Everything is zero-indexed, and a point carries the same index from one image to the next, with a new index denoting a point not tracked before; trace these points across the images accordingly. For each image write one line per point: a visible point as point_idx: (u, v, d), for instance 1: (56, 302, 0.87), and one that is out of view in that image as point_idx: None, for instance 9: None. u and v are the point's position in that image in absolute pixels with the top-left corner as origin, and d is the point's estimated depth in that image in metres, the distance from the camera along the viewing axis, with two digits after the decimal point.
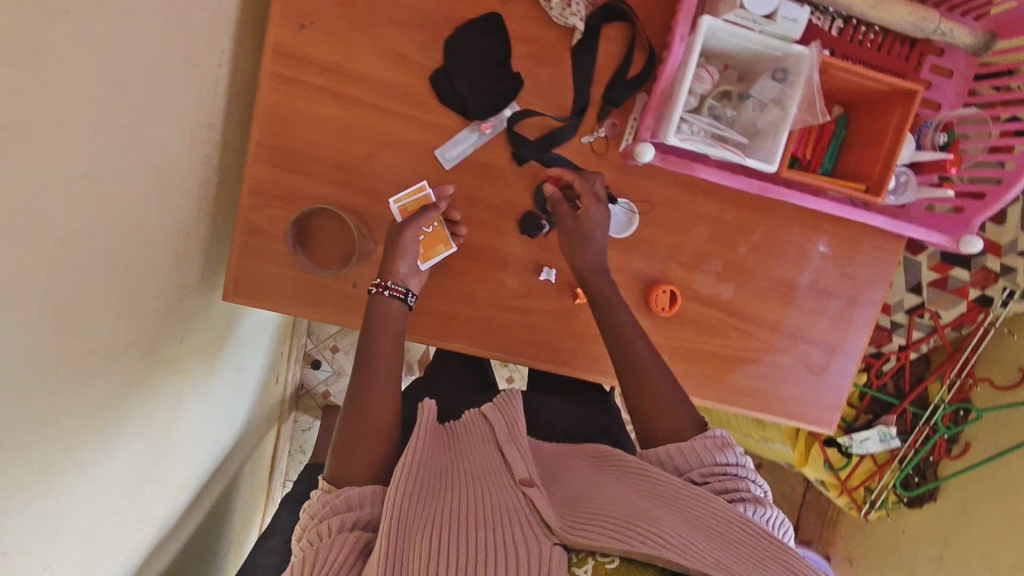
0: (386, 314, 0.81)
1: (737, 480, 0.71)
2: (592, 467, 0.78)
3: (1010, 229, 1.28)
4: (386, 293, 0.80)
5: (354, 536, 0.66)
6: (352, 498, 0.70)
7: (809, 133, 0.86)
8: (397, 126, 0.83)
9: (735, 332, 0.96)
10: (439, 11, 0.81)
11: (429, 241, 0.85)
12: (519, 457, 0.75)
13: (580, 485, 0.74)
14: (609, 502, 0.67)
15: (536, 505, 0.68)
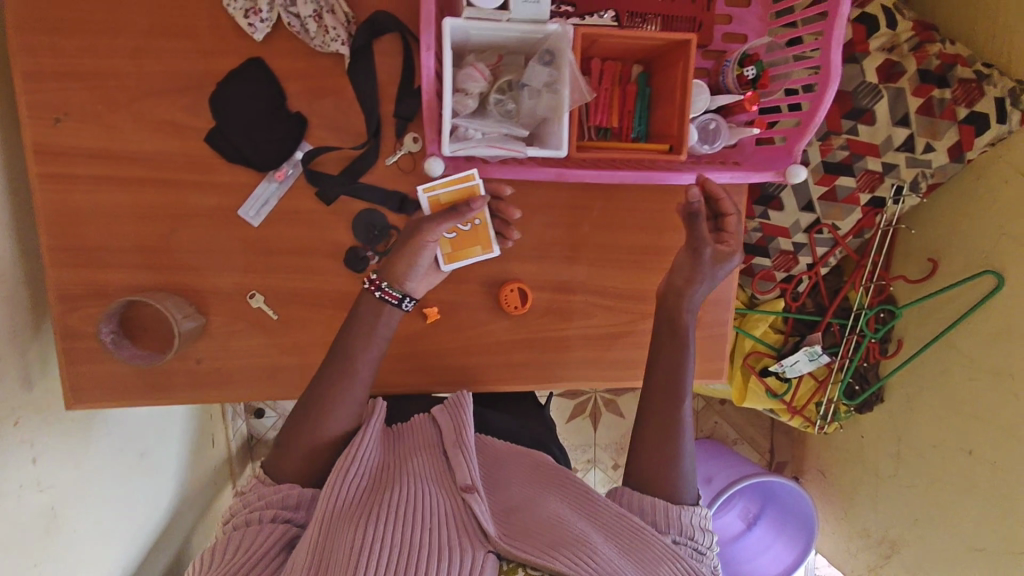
0: (374, 315, 0.77)
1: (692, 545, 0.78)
2: (539, 473, 0.80)
3: (883, 128, 1.24)
4: (378, 293, 0.76)
5: (279, 529, 0.71)
6: (292, 496, 0.74)
7: (611, 99, 0.82)
8: (190, 194, 0.81)
9: (600, 310, 0.94)
10: (197, 69, 0.78)
11: (466, 238, 0.81)
12: (464, 463, 0.75)
13: (523, 495, 0.75)
14: (548, 521, 0.71)
15: (476, 516, 0.69)
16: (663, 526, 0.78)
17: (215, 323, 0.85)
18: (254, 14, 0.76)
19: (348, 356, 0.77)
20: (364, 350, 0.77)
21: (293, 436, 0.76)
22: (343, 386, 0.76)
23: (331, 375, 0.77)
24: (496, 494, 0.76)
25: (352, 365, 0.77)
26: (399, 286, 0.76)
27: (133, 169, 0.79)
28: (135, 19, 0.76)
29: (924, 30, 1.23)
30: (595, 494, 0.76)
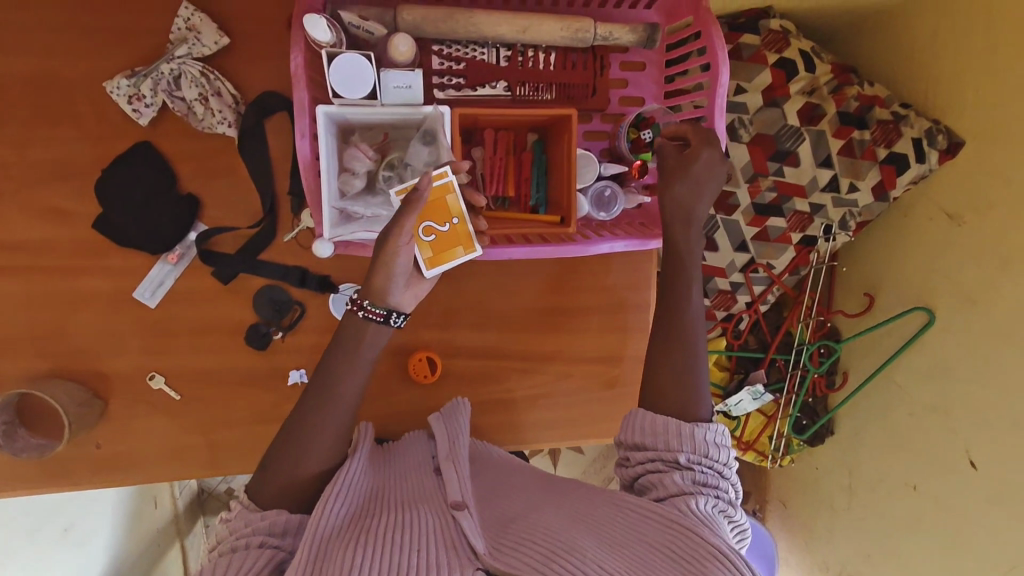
0: (359, 332, 0.68)
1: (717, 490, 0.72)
2: (537, 489, 0.75)
3: (808, 169, 1.26)
4: (361, 314, 0.67)
5: (268, 553, 0.61)
6: (282, 521, 0.64)
7: (507, 169, 0.82)
8: (82, 280, 0.80)
9: (514, 374, 0.92)
10: (82, 155, 0.77)
11: (446, 240, 0.71)
12: (454, 480, 0.71)
13: (519, 510, 0.70)
14: (543, 531, 0.64)
15: (466, 532, 0.63)
16: (676, 450, 0.72)
17: (114, 406, 0.83)
18: (138, 99, 0.76)
19: (328, 387, 0.68)
20: (350, 377, 0.68)
21: (278, 476, 0.66)
22: (326, 421, 0.67)
23: (309, 407, 0.67)
24: (491, 510, 0.71)
25: (335, 395, 0.68)
26: (383, 303, 0.67)
27: (21, 258, 0.78)
28: (15, 107, 0.75)
29: (843, 73, 1.25)
30: (597, 500, 0.71)
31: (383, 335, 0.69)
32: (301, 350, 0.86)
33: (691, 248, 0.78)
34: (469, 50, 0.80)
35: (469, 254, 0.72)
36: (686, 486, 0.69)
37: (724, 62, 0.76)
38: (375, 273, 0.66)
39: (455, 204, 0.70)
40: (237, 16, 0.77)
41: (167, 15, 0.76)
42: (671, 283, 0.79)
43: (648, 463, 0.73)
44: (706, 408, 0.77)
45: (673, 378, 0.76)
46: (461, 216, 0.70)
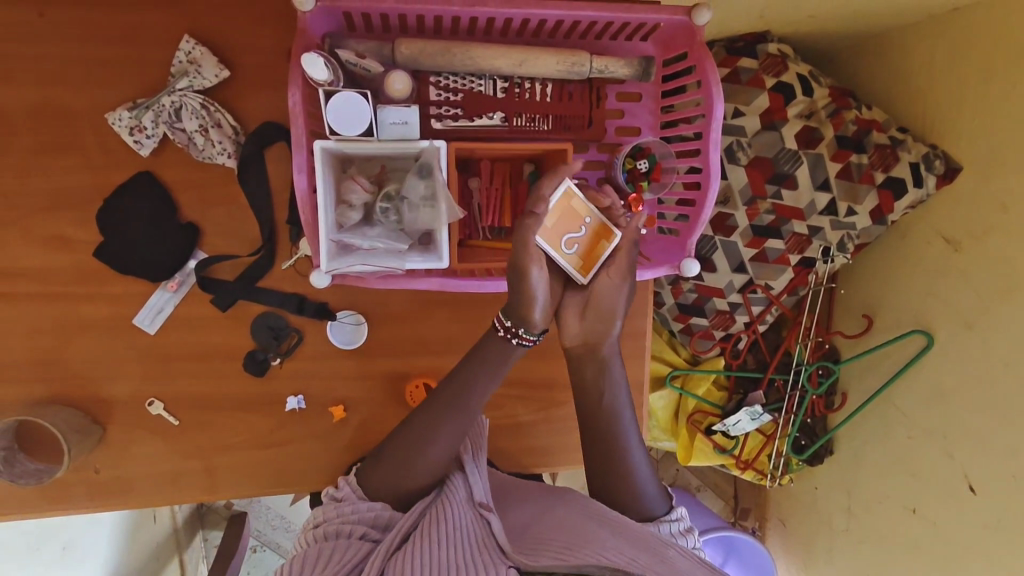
0: (503, 357, 0.75)
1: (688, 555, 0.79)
2: (543, 493, 0.79)
3: (806, 192, 1.26)
4: (517, 342, 0.74)
5: (359, 544, 0.69)
6: (384, 514, 0.73)
7: (503, 199, 0.83)
8: (82, 306, 0.81)
9: (511, 400, 0.93)
10: (84, 185, 0.79)
11: (590, 242, 0.77)
12: (478, 481, 0.76)
13: (530, 517, 0.74)
14: (559, 529, 0.69)
15: (494, 532, 0.69)
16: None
17: (113, 432, 0.84)
18: (139, 131, 0.77)
19: (455, 387, 0.75)
20: (481, 381, 0.75)
21: (392, 467, 0.74)
22: (451, 416, 0.74)
23: (434, 404, 0.75)
24: (510, 517, 0.75)
25: (465, 393, 0.75)
26: (531, 326, 0.74)
27: (23, 284, 0.79)
28: (20, 139, 0.76)
29: (841, 97, 1.26)
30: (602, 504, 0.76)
31: (511, 353, 0.75)
32: (298, 377, 0.86)
33: (606, 332, 0.79)
34: (466, 82, 0.82)
35: (614, 241, 0.78)
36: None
37: (718, 96, 0.77)
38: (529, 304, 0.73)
39: (582, 206, 0.75)
40: (237, 49, 0.78)
41: (169, 47, 0.77)
42: (584, 360, 0.80)
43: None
44: (660, 501, 0.81)
45: (607, 463, 0.80)
46: (591, 214, 0.76)
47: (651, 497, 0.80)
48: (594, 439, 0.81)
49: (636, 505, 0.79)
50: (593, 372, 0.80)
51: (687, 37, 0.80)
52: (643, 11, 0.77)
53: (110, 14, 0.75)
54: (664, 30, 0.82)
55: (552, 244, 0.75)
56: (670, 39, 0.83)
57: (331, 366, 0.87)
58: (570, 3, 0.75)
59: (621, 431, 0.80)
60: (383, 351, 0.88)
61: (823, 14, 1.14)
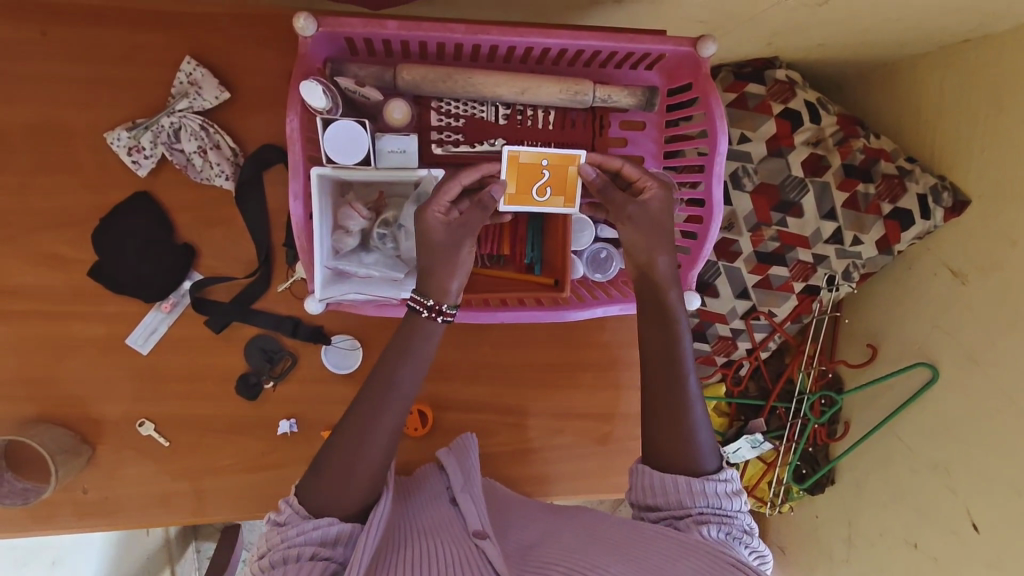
0: (424, 338, 0.68)
1: (730, 519, 0.71)
2: (550, 518, 0.75)
3: (812, 221, 1.25)
4: (441, 319, 0.68)
5: (319, 565, 0.60)
6: (332, 531, 0.64)
7: (502, 229, 0.82)
8: (76, 325, 0.80)
9: (505, 427, 0.92)
10: (82, 203, 0.78)
11: (558, 177, 0.73)
12: (473, 508, 0.72)
13: (532, 542, 0.69)
14: (563, 556, 0.64)
15: (490, 559, 0.63)
16: (688, 506, 0.71)
17: (103, 452, 0.83)
18: (138, 151, 0.77)
19: (380, 380, 0.67)
20: (406, 363, 0.68)
21: (337, 481, 0.66)
22: (378, 410, 0.67)
23: (363, 402, 0.67)
24: (510, 537, 0.71)
25: (391, 382, 0.67)
26: (423, 294, 0.68)
27: (16, 303, 0.79)
28: (18, 157, 0.76)
29: (849, 125, 1.25)
30: (609, 523, 0.71)
31: (428, 331, 0.68)
32: (290, 400, 0.85)
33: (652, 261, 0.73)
34: (468, 108, 0.81)
35: (580, 163, 0.72)
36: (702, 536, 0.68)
37: (722, 130, 0.76)
38: (435, 269, 0.67)
39: (533, 156, 0.71)
40: (238, 71, 0.78)
41: (170, 68, 0.77)
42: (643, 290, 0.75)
43: (660, 518, 0.72)
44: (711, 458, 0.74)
45: (666, 402, 0.73)
46: (545, 157, 0.71)
47: (703, 446, 0.73)
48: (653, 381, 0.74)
49: (681, 462, 0.73)
50: (650, 305, 0.74)
51: (692, 68, 0.79)
52: (647, 41, 0.76)
53: (111, 34, 0.75)
54: (669, 60, 0.81)
55: (524, 201, 0.73)
56: (675, 69, 0.82)
57: (324, 390, 0.86)
58: (573, 34, 0.75)
59: (681, 367, 0.73)
60: None
61: (831, 43, 1.13)
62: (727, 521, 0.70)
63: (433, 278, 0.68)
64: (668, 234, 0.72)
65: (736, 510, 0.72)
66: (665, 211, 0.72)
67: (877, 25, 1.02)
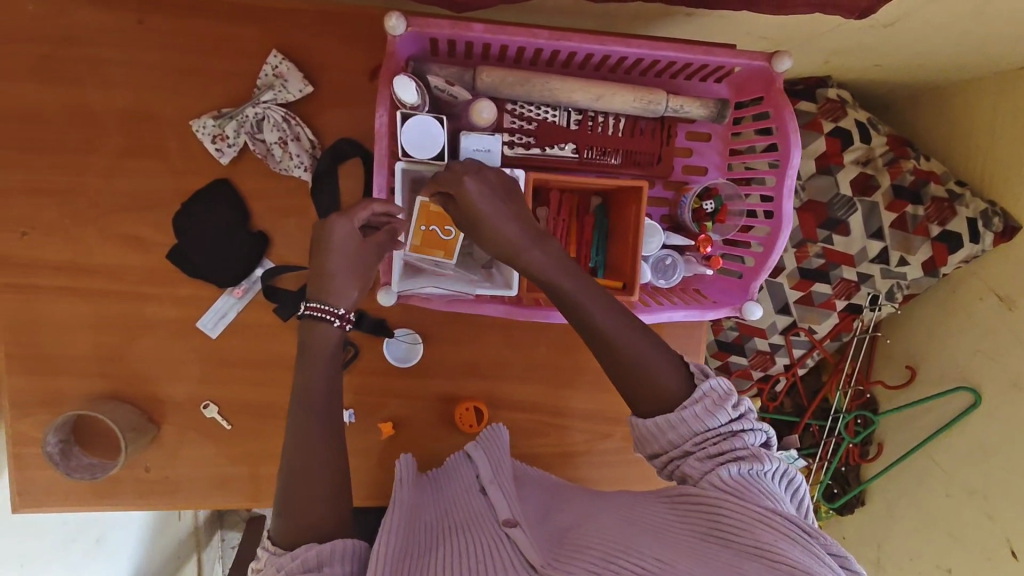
0: (323, 343, 0.67)
1: (734, 439, 0.66)
2: (592, 504, 0.73)
3: (858, 240, 1.25)
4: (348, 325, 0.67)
5: None
6: (310, 554, 0.60)
7: (569, 231, 0.84)
8: (149, 306, 0.82)
9: (556, 429, 0.93)
10: (164, 187, 0.80)
11: (435, 216, 0.75)
12: (502, 501, 0.70)
13: (568, 525, 0.67)
14: (597, 535, 0.62)
15: (518, 545, 0.61)
16: (679, 442, 0.67)
17: (167, 432, 0.85)
18: (222, 140, 0.79)
19: (306, 401, 0.66)
20: (319, 372, 0.67)
21: (298, 510, 0.63)
22: (309, 425, 0.65)
23: (292, 430, 0.66)
24: (547, 523, 0.69)
25: (307, 391, 0.66)
26: (329, 303, 0.67)
27: (94, 281, 0.81)
28: (108, 141, 0.78)
29: (900, 146, 1.25)
30: (646, 503, 0.68)
31: (336, 339, 0.67)
32: (351, 391, 0.87)
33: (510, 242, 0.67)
34: (540, 111, 0.82)
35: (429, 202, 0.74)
36: (706, 470, 0.65)
37: (796, 144, 0.77)
38: (333, 277, 0.67)
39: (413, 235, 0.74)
40: (322, 66, 0.80)
41: (257, 60, 0.79)
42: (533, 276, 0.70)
43: (663, 461, 0.70)
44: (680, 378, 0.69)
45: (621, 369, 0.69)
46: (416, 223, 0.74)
47: (663, 369, 0.69)
48: (602, 344, 0.69)
49: (653, 397, 0.69)
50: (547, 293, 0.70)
51: (764, 82, 0.80)
52: (723, 54, 0.77)
53: (204, 25, 0.77)
54: (740, 73, 0.82)
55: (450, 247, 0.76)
56: (745, 82, 0.83)
57: (384, 382, 0.87)
58: (651, 44, 0.76)
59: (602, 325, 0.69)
60: (434, 371, 0.88)
61: (888, 64, 1.14)
62: (728, 439, 0.66)
63: (338, 285, 0.67)
64: (505, 207, 0.68)
65: (737, 422, 0.67)
66: (486, 194, 0.67)
67: (937, 48, 1.04)
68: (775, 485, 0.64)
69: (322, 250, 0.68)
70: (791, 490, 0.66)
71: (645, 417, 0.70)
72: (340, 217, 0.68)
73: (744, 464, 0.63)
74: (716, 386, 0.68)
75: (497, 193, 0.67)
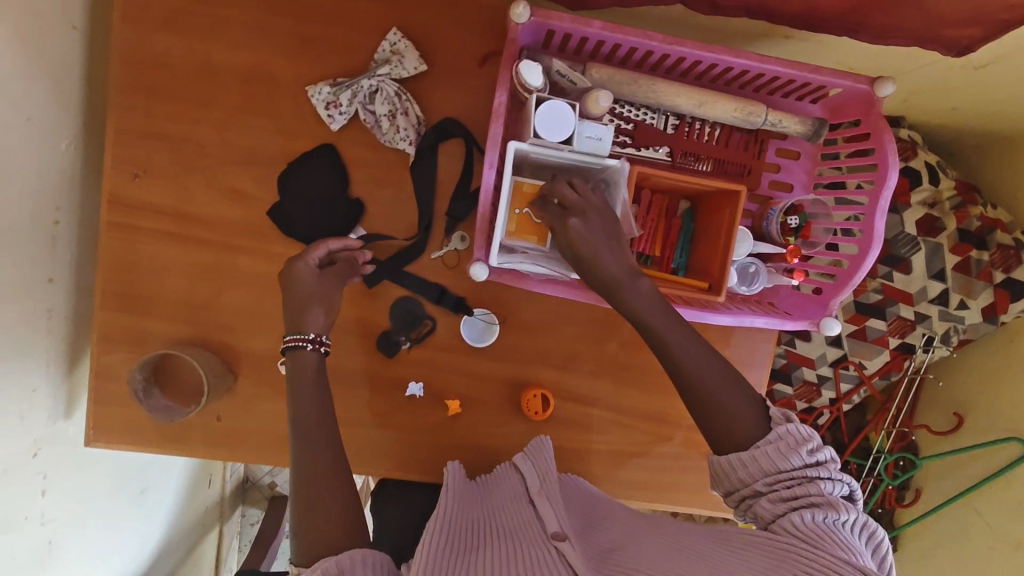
0: (303, 368, 0.75)
1: (810, 485, 0.64)
2: (635, 522, 0.75)
3: (919, 278, 1.26)
4: (318, 346, 0.75)
5: None
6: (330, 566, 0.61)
7: (656, 230, 0.85)
8: (242, 259, 0.84)
9: (618, 427, 0.93)
10: (273, 146, 0.83)
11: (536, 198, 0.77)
12: (551, 513, 0.71)
13: (613, 547, 0.68)
14: (644, 562, 0.63)
15: (566, 558, 0.63)
16: (750, 481, 0.68)
17: (242, 384, 0.86)
18: (334, 107, 0.82)
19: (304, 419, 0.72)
20: (309, 393, 0.74)
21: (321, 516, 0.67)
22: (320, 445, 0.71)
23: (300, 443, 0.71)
24: (591, 540, 0.70)
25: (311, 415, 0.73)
26: (300, 331, 0.75)
27: (195, 229, 0.83)
28: (227, 95, 0.82)
29: (968, 192, 1.24)
30: (690, 533, 0.68)
31: (313, 364, 0.75)
32: (424, 365, 0.88)
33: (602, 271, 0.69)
34: (640, 112, 0.85)
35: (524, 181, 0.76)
36: (779, 513, 0.64)
37: (893, 166, 0.79)
38: (303, 311, 0.75)
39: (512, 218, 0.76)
40: (436, 47, 0.83)
41: (377, 35, 0.82)
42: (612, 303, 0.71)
43: (735, 498, 0.70)
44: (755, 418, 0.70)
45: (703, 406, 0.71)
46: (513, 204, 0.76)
47: (736, 406, 0.70)
48: (687, 380, 0.71)
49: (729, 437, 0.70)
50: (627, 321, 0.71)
51: (863, 106, 0.82)
52: (828, 74, 0.79)
53: None
54: (839, 96, 0.84)
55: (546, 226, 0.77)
56: (841, 106, 0.85)
57: (457, 359, 0.89)
58: (760, 56, 0.78)
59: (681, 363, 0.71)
60: (508, 354, 0.90)
61: (966, 109, 1.16)
62: (803, 484, 0.64)
63: (308, 316, 0.76)
64: (603, 240, 0.69)
65: (813, 468, 0.65)
66: (591, 228, 0.69)
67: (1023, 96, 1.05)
68: (855, 539, 0.60)
69: (289, 290, 0.77)
70: (872, 544, 0.63)
71: (723, 455, 0.70)
72: (299, 260, 0.78)
73: (817, 510, 0.62)
74: (794, 429, 0.67)
75: (602, 236, 0.70)
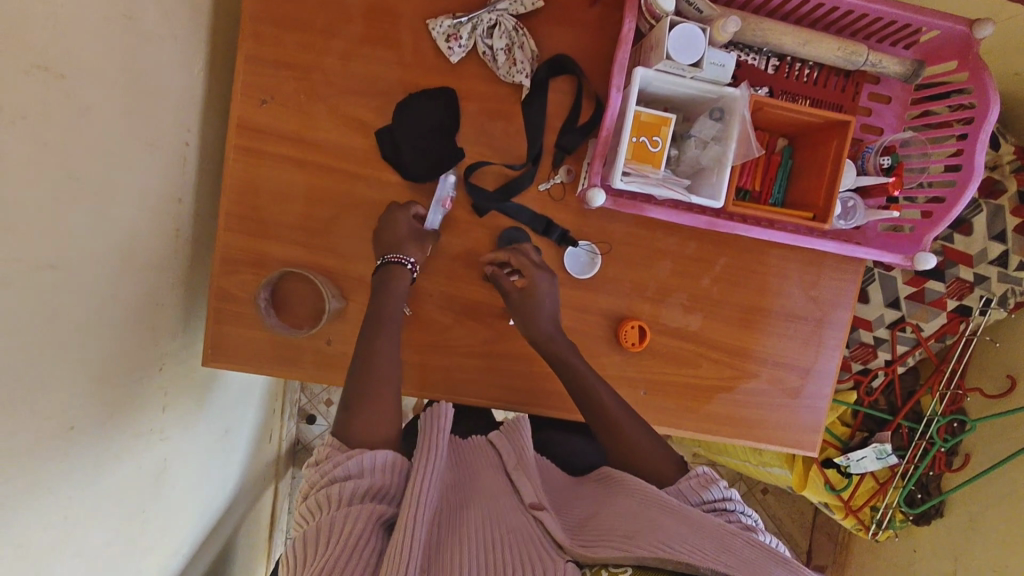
0: (392, 284, 0.82)
1: (726, 514, 0.71)
2: (597, 489, 0.77)
3: (979, 240, 1.30)
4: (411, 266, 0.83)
5: (365, 509, 0.65)
6: (358, 466, 0.69)
7: (756, 165, 0.89)
8: (359, 186, 0.87)
9: (708, 362, 0.96)
10: (394, 78, 0.86)
11: (652, 128, 0.80)
12: (529, 485, 0.74)
13: (584, 514, 0.70)
14: (617, 519, 0.65)
15: (546, 528, 0.66)
16: None
17: (353, 309, 0.89)
18: (455, 39, 0.85)
19: (380, 331, 0.81)
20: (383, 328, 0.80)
21: (361, 429, 0.74)
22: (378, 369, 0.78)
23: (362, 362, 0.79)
24: (569, 513, 0.72)
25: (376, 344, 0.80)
26: (403, 253, 0.83)
27: (316, 155, 0.86)
28: (352, 27, 0.85)
29: None
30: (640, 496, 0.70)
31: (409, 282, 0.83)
32: None
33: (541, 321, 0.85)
34: (744, 52, 0.88)
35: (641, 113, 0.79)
36: None
37: (995, 101, 0.82)
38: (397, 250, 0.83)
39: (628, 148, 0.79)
40: None
41: None
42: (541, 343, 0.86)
43: None
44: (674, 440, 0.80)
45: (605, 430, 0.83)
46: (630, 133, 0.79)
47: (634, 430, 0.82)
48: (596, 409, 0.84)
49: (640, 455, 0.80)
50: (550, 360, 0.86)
51: (960, 48, 0.85)
52: (931, 15, 0.82)
53: None
54: (935, 39, 0.88)
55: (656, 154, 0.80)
56: (936, 50, 0.89)
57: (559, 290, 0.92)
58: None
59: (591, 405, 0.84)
60: (606, 286, 0.93)
61: None
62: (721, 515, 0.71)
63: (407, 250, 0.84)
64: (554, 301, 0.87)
65: (728, 502, 0.72)
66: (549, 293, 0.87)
67: None
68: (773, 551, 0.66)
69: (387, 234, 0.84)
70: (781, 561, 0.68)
71: None
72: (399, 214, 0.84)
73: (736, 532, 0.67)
74: (707, 469, 0.75)
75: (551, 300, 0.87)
